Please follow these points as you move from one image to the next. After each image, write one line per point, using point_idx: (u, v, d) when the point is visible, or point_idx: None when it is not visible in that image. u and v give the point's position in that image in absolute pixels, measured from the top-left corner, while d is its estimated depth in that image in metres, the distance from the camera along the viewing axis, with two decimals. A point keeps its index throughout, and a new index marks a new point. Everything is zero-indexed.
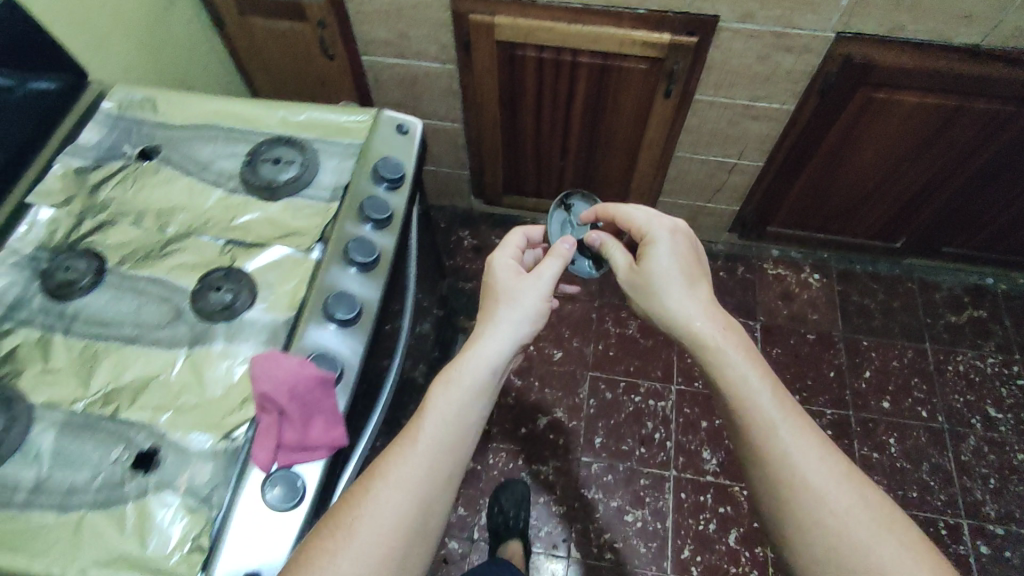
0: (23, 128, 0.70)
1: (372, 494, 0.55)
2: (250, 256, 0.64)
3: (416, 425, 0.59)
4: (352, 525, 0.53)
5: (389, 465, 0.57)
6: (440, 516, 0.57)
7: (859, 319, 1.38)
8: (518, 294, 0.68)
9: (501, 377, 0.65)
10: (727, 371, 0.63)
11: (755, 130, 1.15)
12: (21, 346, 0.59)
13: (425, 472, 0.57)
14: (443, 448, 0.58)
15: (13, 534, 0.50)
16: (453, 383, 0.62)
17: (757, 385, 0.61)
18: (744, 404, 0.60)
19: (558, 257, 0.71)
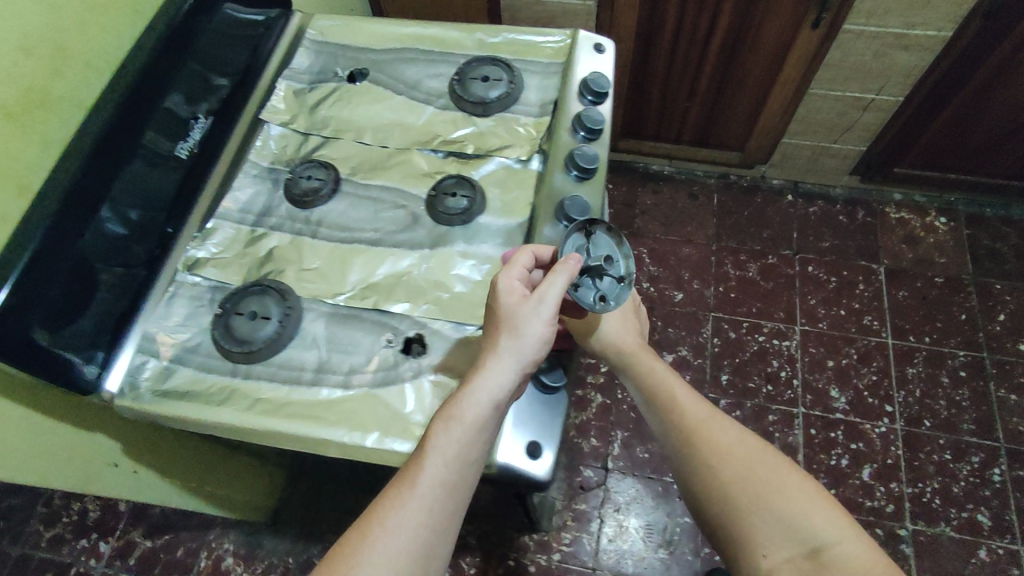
0: (245, 53, 0.73)
1: (369, 543, 0.47)
2: (474, 166, 0.68)
3: (414, 465, 0.50)
4: (348, 567, 0.46)
5: (387, 507, 0.48)
6: (442, 565, 0.49)
7: (991, 263, 1.35)
8: (524, 324, 0.53)
9: (505, 412, 0.53)
10: (689, 404, 0.59)
11: (903, 62, 1.12)
12: (279, 247, 0.64)
13: (428, 515, 0.48)
14: (446, 487, 0.49)
15: (308, 406, 0.56)
16: (454, 424, 0.50)
17: (714, 422, 0.57)
18: (703, 441, 0.56)
19: (564, 270, 0.53)
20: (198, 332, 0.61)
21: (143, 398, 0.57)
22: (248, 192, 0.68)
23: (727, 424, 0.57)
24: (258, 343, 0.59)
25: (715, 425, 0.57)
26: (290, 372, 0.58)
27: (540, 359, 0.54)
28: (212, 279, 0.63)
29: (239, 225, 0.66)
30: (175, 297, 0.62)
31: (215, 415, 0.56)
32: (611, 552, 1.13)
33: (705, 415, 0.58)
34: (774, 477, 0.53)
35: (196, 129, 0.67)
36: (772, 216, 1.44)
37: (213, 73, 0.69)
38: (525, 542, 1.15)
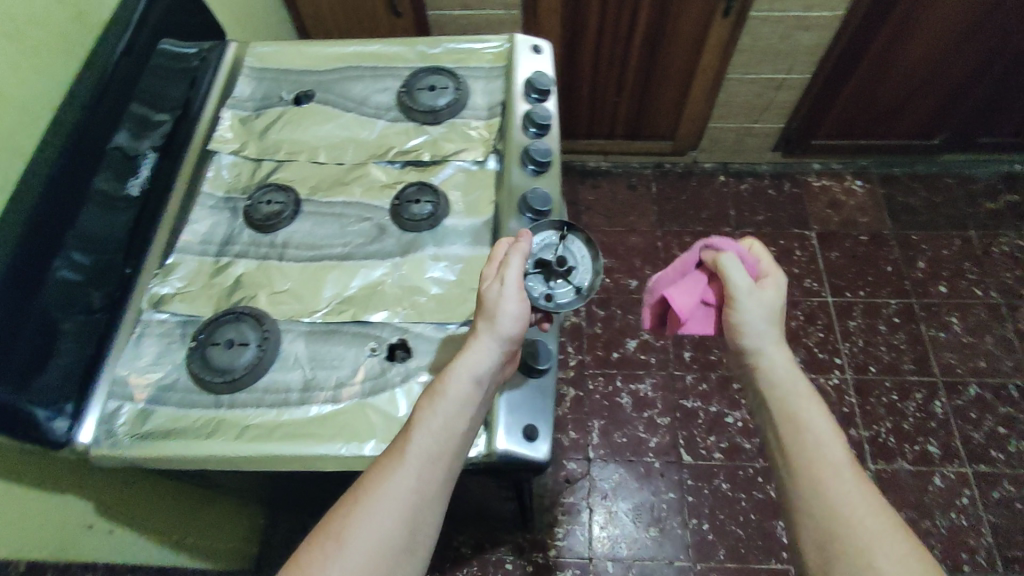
0: (183, 85, 0.73)
1: (358, 509, 0.48)
2: (432, 172, 0.69)
3: (403, 437, 0.51)
4: (341, 532, 0.48)
5: (376, 477, 0.49)
6: (432, 535, 0.50)
7: (906, 216, 1.48)
8: (498, 303, 0.55)
9: (489, 387, 0.54)
10: (774, 372, 0.59)
11: (806, 41, 1.22)
12: (246, 274, 0.64)
13: (417, 486, 0.49)
14: (434, 460, 0.50)
15: (301, 426, 0.55)
16: (439, 397, 0.52)
17: (806, 400, 0.57)
18: (786, 408, 0.56)
19: (520, 252, 0.57)
20: (171, 369, 0.58)
21: (121, 444, 0.54)
22: (207, 224, 0.67)
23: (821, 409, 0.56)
24: (240, 370, 0.57)
25: (807, 407, 0.56)
26: (276, 395, 0.57)
27: (522, 337, 0.56)
28: (180, 314, 0.61)
29: (201, 256, 0.65)
30: (142, 337, 0.60)
31: (204, 449, 0.54)
32: (604, 539, 1.15)
33: (794, 389, 0.57)
34: (840, 477, 0.51)
35: (145, 165, 0.66)
36: (708, 198, 1.53)
37: (154, 109, 0.69)
38: (519, 544, 1.15)
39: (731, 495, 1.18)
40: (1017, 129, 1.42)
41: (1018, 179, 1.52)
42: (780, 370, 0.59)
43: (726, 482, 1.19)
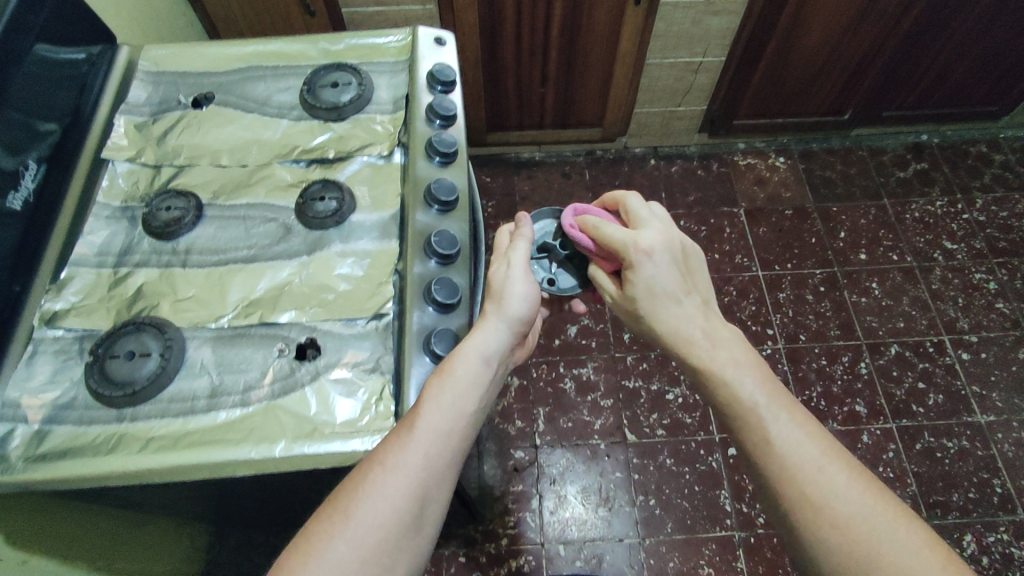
0: (69, 94, 0.68)
1: (369, 482, 0.51)
2: (337, 168, 0.69)
3: (414, 411, 0.54)
4: (352, 504, 0.51)
5: (388, 450, 0.52)
6: (438, 509, 0.54)
7: (825, 189, 1.54)
8: (506, 284, 0.62)
9: (495, 368, 0.59)
10: (743, 396, 0.57)
11: (717, 25, 1.26)
12: (147, 284, 0.62)
13: (426, 462, 0.52)
14: (444, 437, 0.53)
15: (208, 433, 0.54)
16: (448, 376, 0.55)
17: (775, 414, 0.56)
18: (763, 433, 0.55)
19: (524, 239, 0.65)
20: (69, 387, 0.56)
21: (15, 469, 0.52)
22: (103, 235, 0.65)
23: (794, 417, 0.56)
24: (142, 382, 0.56)
25: (783, 422, 0.55)
26: (182, 405, 0.56)
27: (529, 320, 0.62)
28: (77, 330, 0.59)
29: (98, 269, 0.62)
30: (35, 356, 0.58)
31: (106, 465, 0.52)
32: (555, 523, 1.17)
33: (766, 407, 0.56)
34: (837, 485, 0.52)
35: (29, 177, 0.62)
36: (640, 182, 1.56)
37: (41, 116, 0.64)
38: (471, 536, 1.16)
39: (675, 470, 1.21)
40: (919, 100, 1.50)
41: (925, 148, 1.61)
42: (747, 389, 0.58)
43: (670, 457, 1.23)
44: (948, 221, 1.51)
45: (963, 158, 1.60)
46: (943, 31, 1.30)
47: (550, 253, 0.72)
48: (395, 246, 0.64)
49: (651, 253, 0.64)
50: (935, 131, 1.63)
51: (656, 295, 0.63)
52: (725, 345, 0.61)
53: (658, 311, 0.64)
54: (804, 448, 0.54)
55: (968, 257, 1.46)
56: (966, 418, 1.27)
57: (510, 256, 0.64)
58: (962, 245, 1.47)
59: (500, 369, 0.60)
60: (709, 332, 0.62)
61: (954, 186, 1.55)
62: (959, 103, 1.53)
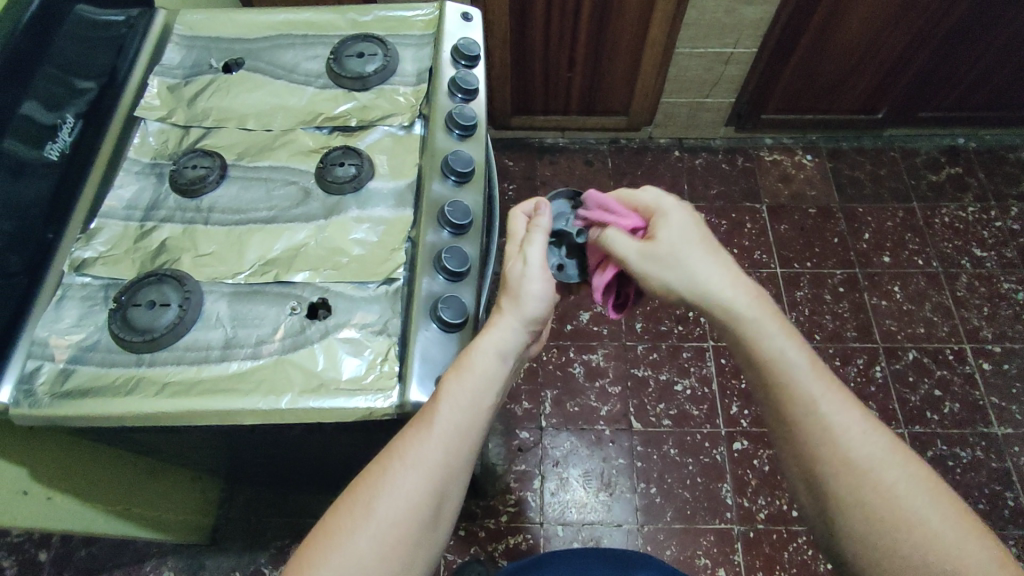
0: (106, 54, 0.70)
1: (388, 478, 0.54)
2: (358, 136, 0.70)
3: (430, 408, 0.54)
4: (372, 499, 0.53)
5: (406, 446, 0.54)
6: (455, 497, 0.56)
7: (852, 189, 1.52)
8: (524, 281, 0.60)
9: (511, 361, 0.59)
10: (803, 390, 0.57)
11: (750, 16, 1.24)
12: (170, 238, 0.64)
13: (444, 458, 0.54)
14: (461, 433, 0.55)
15: (220, 381, 0.56)
16: (465, 373, 0.56)
17: (839, 408, 0.56)
18: (826, 429, 0.55)
19: (540, 230, 0.62)
20: (93, 330, 0.59)
21: (40, 402, 0.55)
22: (132, 189, 0.67)
23: (852, 407, 0.56)
24: (160, 330, 0.58)
25: (846, 416, 0.56)
26: (197, 353, 0.58)
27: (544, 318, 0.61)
28: (103, 278, 0.62)
29: (126, 222, 0.65)
30: (64, 300, 0.60)
31: (123, 405, 0.55)
32: (555, 505, 1.18)
33: (827, 400, 0.57)
34: (900, 478, 0.53)
35: (65, 130, 0.64)
36: (663, 172, 1.55)
37: (79, 75, 0.66)
38: (473, 511, 1.17)
39: (679, 460, 1.22)
40: (958, 102, 1.46)
41: (960, 152, 1.57)
42: (808, 381, 0.58)
43: (674, 448, 1.23)
44: (979, 228, 1.47)
45: (1000, 165, 1.55)
46: (985, 31, 1.26)
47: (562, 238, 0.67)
48: (409, 214, 0.65)
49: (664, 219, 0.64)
50: (971, 135, 1.59)
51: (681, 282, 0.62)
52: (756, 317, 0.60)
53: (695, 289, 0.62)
54: (867, 441, 0.55)
55: (997, 265, 1.42)
56: (982, 428, 1.25)
57: (526, 251, 0.61)
58: (991, 253, 1.43)
59: (515, 360, 0.61)
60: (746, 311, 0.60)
61: (988, 193, 1.51)
62: (1000, 107, 1.49)
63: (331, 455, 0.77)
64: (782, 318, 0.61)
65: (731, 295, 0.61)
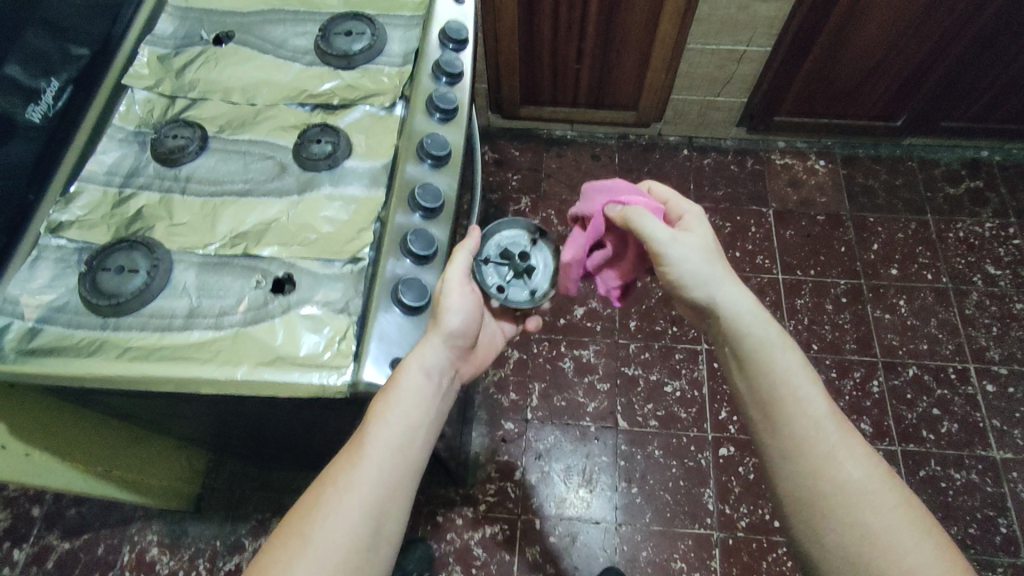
0: (96, 23, 0.72)
1: (324, 502, 0.57)
2: (339, 115, 0.70)
3: (359, 435, 0.59)
4: (314, 517, 0.56)
5: (340, 471, 0.58)
6: (397, 514, 0.59)
7: (864, 198, 1.48)
8: (444, 297, 0.62)
9: (440, 380, 0.63)
10: (797, 402, 0.61)
11: (763, 13, 1.21)
12: (147, 206, 0.65)
13: (379, 476, 0.58)
14: (396, 449, 0.59)
15: (179, 349, 0.57)
16: (394, 391, 0.58)
17: (830, 426, 0.59)
18: (810, 440, 0.59)
19: (464, 249, 0.65)
20: (64, 293, 0.60)
21: (5, 358, 0.56)
22: (114, 156, 0.68)
23: (840, 427, 0.59)
24: (126, 295, 0.59)
25: (834, 431, 0.59)
26: (160, 320, 0.59)
27: (467, 330, 0.63)
28: (77, 241, 0.63)
29: (106, 187, 0.66)
30: (37, 260, 0.61)
31: (84, 366, 0.56)
32: (534, 497, 1.18)
33: (818, 414, 0.60)
34: (875, 500, 0.55)
35: (50, 94, 0.66)
36: (670, 171, 1.53)
37: (72, 40, 0.69)
38: (452, 498, 1.18)
39: (662, 462, 1.20)
40: (982, 113, 1.41)
41: (983, 165, 1.52)
42: (806, 392, 0.61)
43: (659, 449, 1.21)
44: (995, 245, 1.42)
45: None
46: (1011, 39, 1.22)
47: (510, 261, 0.69)
48: (381, 195, 0.65)
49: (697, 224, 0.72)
50: (996, 149, 1.53)
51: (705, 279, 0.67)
52: (755, 321, 0.65)
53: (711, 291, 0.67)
54: (854, 462, 0.57)
55: (1011, 285, 1.37)
56: (981, 451, 1.21)
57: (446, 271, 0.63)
58: (1006, 272, 1.39)
59: (444, 381, 0.64)
60: (756, 321, 0.65)
61: (1008, 209, 1.46)
62: None
63: (299, 431, 0.77)
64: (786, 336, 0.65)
65: (737, 304, 0.66)
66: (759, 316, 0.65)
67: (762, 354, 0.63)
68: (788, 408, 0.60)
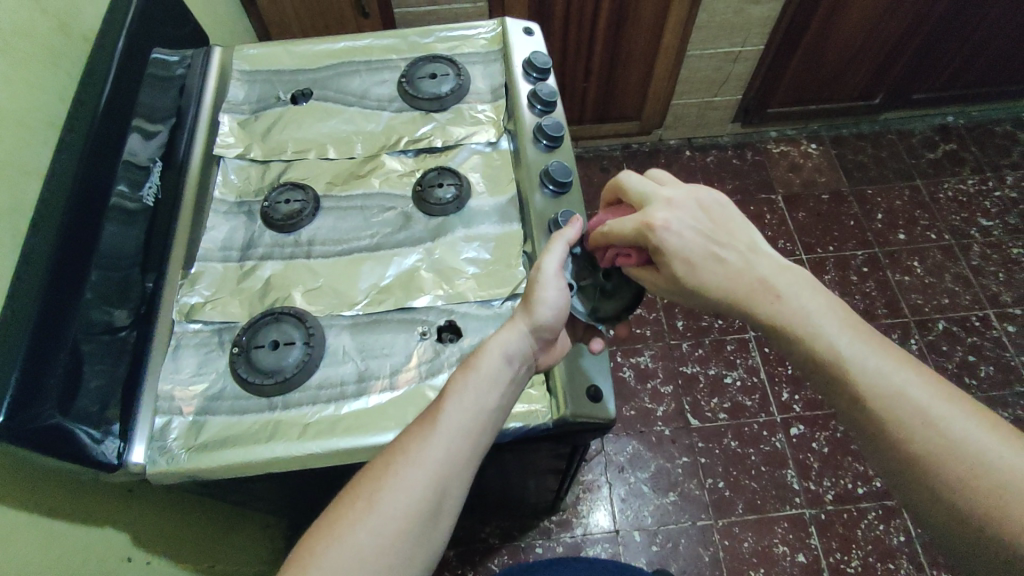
0: (172, 96, 0.69)
1: (390, 472, 0.48)
2: (447, 156, 0.70)
3: (436, 408, 0.51)
4: (374, 491, 0.47)
5: (411, 442, 0.49)
6: (455, 511, 0.49)
7: (859, 172, 1.58)
8: (537, 290, 0.57)
9: (520, 368, 0.55)
10: (904, 396, 0.48)
11: (757, 15, 1.28)
12: (275, 275, 0.63)
13: (450, 454, 0.49)
14: (469, 433, 0.50)
15: (363, 416, 0.55)
16: (470, 371, 0.52)
17: (953, 412, 0.46)
18: (940, 434, 0.46)
19: (562, 241, 0.60)
20: (216, 378, 0.57)
21: (178, 458, 0.53)
22: (224, 230, 0.66)
23: (971, 411, 0.46)
24: (290, 370, 0.57)
25: (959, 419, 0.46)
26: (332, 390, 0.56)
27: (556, 328, 0.56)
28: (215, 322, 0.60)
29: (225, 263, 0.63)
30: (179, 349, 0.59)
31: (268, 451, 0.53)
32: (627, 511, 1.17)
33: (936, 402, 0.47)
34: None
35: (155, 174, 0.63)
36: (678, 172, 1.58)
37: (149, 117, 0.65)
38: (546, 526, 1.16)
39: (740, 452, 1.23)
40: (947, 83, 1.54)
41: (952, 129, 1.65)
42: (903, 379, 0.48)
43: (734, 440, 1.24)
44: (981, 199, 1.54)
45: (989, 138, 1.64)
46: (973, 13, 1.34)
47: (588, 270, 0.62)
48: (517, 229, 0.65)
49: (667, 223, 0.57)
50: (960, 113, 1.67)
51: (695, 257, 0.56)
52: (803, 295, 0.54)
53: (702, 274, 0.56)
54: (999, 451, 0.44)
55: (1004, 232, 1.49)
56: (1019, 388, 1.30)
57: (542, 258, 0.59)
58: (997, 221, 1.51)
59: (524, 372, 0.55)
60: (794, 293, 0.54)
61: (983, 165, 1.59)
62: (985, 84, 1.57)
63: None
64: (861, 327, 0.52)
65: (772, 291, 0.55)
66: (799, 293, 0.54)
67: (816, 336, 0.52)
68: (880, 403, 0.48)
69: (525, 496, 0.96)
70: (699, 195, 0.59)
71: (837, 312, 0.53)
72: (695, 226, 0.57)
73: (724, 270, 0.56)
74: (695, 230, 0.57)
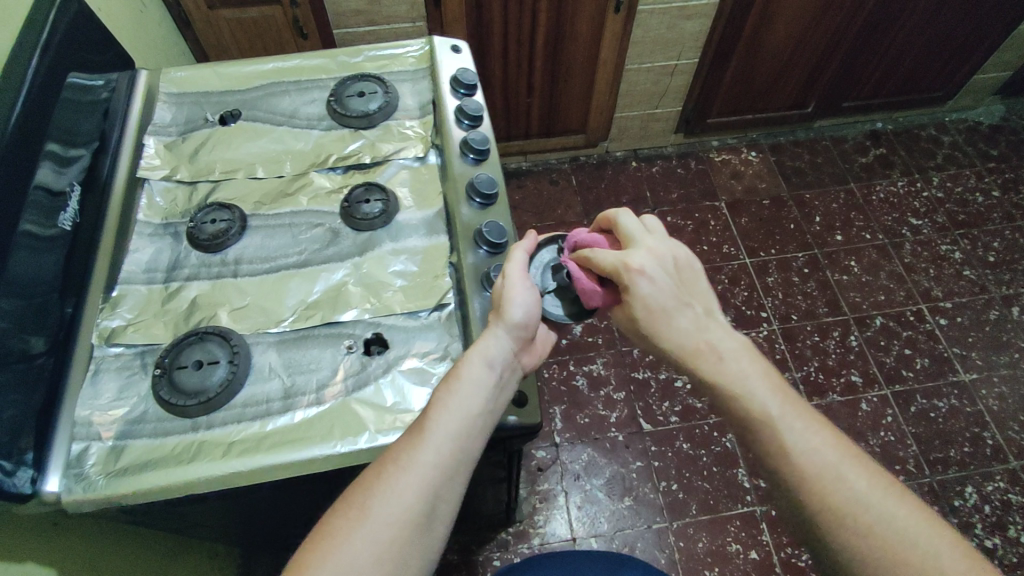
0: (94, 118, 0.68)
1: (382, 481, 0.50)
2: (376, 172, 0.71)
3: (424, 418, 0.53)
4: (367, 501, 0.49)
5: (401, 450, 0.51)
6: (450, 516, 0.52)
7: (797, 178, 1.64)
8: (505, 290, 0.58)
9: (505, 372, 0.56)
10: (809, 458, 0.51)
11: (689, 29, 1.33)
12: (200, 295, 0.63)
13: (437, 462, 0.51)
14: (458, 440, 0.52)
15: (288, 432, 0.55)
16: (455, 381, 0.54)
17: (853, 475, 0.50)
18: (836, 495, 0.49)
19: (521, 249, 0.62)
20: (138, 402, 0.57)
21: (95, 485, 0.52)
22: (149, 252, 0.65)
23: (865, 476, 0.50)
24: (213, 389, 0.57)
25: (847, 473, 0.50)
26: (257, 407, 0.56)
27: (533, 324, 0.58)
28: (138, 345, 0.59)
29: (149, 285, 0.63)
30: (98, 374, 0.58)
31: (189, 472, 0.52)
32: (583, 518, 1.18)
33: (835, 465, 0.51)
34: (897, 524, 0.48)
35: (73, 200, 0.62)
36: (625, 183, 1.62)
37: (68, 142, 0.63)
38: (504, 539, 1.16)
39: (692, 453, 1.25)
40: (874, 91, 1.62)
41: (881, 134, 1.74)
42: (802, 439, 0.52)
43: (686, 442, 1.26)
44: (911, 200, 1.62)
45: (916, 142, 1.73)
46: (890, 26, 1.41)
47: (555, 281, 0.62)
48: (444, 241, 0.66)
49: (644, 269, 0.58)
50: (888, 119, 1.76)
51: (659, 310, 0.57)
52: (731, 355, 0.57)
53: (661, 327, 0.57)
54: (882, 507, 0.48)
55: (932, 231, 1.57)
56: (953, 377, 1.36)
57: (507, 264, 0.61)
58: (926, 220, 1.59)
59: (515, 374, 0.57)
60: (733, 357, 0.56)
61: (911, 167, 1.68)
62: (909, 91, 1.66)
63: None
64: (756, 370, 0.56)
65: (692, 335, 0.57)
66: (721, 360, 0.56)
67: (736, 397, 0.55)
68: (797, 476, 0.51)
69: (477, 508, 0.96)
70: (677, 255, 0.61)
71: (757, 375, 0.56)
72: (668, 283, 0.58)
73: (681, 329, 0.58)
74: (666, 285, 0.58)
